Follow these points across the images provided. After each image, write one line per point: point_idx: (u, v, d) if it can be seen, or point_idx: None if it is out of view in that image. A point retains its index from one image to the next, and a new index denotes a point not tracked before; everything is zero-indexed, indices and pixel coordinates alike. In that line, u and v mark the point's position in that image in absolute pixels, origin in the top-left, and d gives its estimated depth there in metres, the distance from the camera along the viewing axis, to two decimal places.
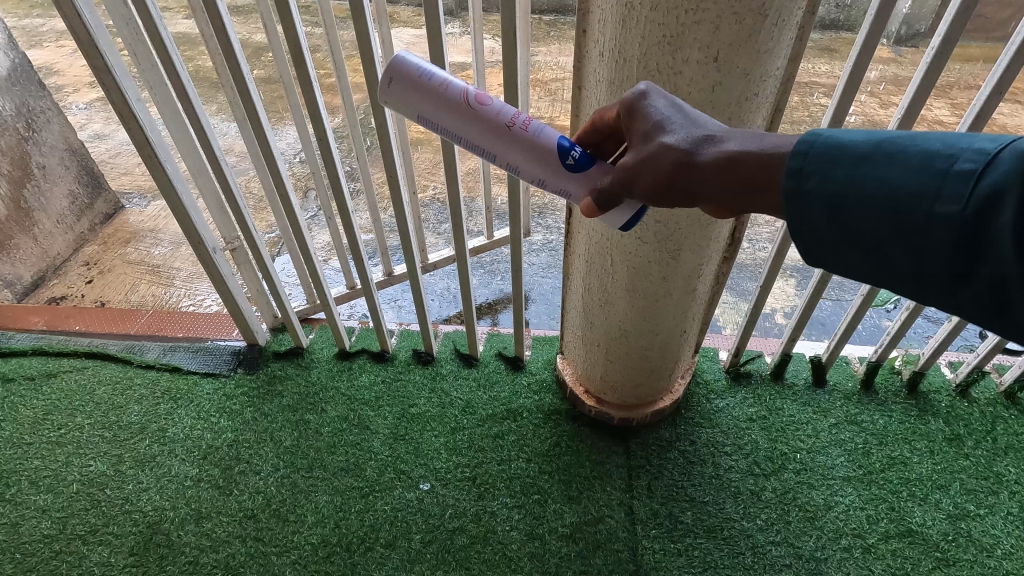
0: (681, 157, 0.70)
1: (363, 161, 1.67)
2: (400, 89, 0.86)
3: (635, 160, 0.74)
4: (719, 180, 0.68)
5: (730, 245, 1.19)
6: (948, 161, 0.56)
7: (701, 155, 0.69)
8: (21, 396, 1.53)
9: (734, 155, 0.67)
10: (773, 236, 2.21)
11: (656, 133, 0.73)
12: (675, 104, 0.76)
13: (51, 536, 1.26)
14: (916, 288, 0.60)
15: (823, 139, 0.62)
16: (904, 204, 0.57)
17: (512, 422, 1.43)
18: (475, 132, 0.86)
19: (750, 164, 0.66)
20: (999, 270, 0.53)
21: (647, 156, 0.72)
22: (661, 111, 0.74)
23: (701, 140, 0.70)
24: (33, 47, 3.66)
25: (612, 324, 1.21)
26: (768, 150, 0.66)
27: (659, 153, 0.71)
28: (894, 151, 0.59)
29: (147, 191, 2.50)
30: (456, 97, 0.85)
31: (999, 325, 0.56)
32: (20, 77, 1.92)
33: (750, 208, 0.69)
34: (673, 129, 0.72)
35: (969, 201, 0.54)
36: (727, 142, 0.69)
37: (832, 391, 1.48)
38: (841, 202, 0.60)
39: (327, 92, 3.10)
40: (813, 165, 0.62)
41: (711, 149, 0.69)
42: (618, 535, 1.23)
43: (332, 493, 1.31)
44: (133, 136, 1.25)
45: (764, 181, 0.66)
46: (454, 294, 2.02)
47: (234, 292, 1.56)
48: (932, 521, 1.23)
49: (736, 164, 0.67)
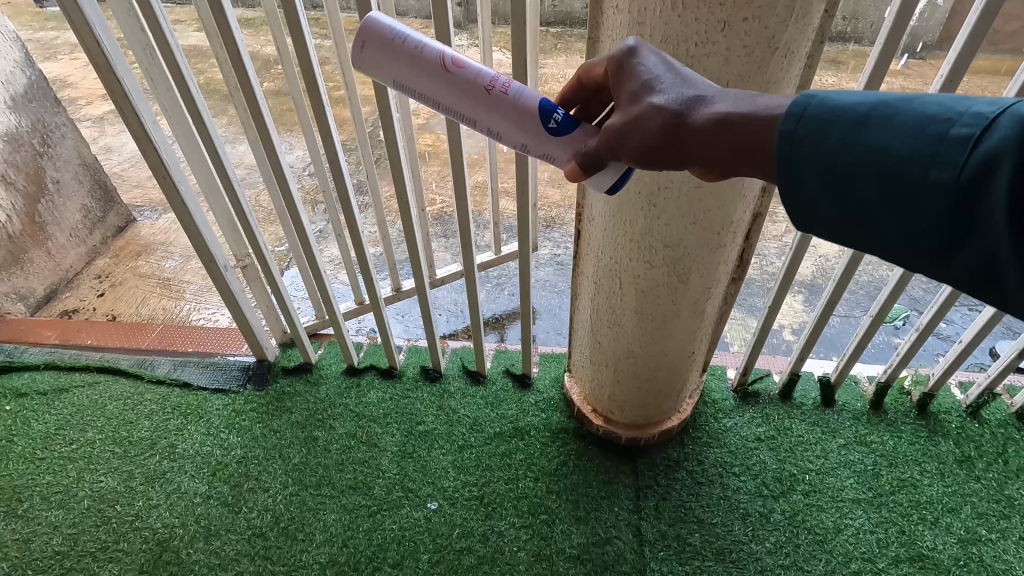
0: (669, 119, 0.69)
1: (372, 178, 1.68)
2: (374, 53, 0.85)
3: (624, 122, 0.73)
4: (709, 143, 0.67)
5: (738, 267, 1.19)
6: (945, 125, 0.55)
7: (691, 117, 0.68)
8: (34, 411, 1.55)
9: (725, 116, 0.66)
10: (780, 251, 2.20)
11: (645, 93, 0.72)
12: (665, 62, 0.74)
13: (63, 553, 1.27)
14: (907, 257, 0.60)
15: (818, 101, 0.62)
16: (896, 168, 0.57)
17: (520, 441, 1.44)
18: (454, 96, 0.85)
19: (742, 127, 0.65)
20: (990, 240, 0.53)
21: (635, 118, 0.71)
22: (651, 70, 0.72)
23: (691, 101, 0.69)
24: (48, 60, 3.71)
25: (620, 345, 1.21)
26: (760, 112, 0.65)
27: (648, 115, 0.70)
28: (890, 115, 0.58)
29: (158, 204, 2.53)
30: (432, 61, 0.84)
31: (988, 297, 0.56)
32: (37, 93, 1.94)
33: (742, 171, 0.68)
34: (663, 89, 0.71)
35: (965, 167, 0.53)
36: (717, 103, 0.68)
37: (841, 411, 1.48)
38: (833, 165, 0.60)
39: (336, 105, 3.14)
40: (807, 127, 0.61)
41: (702, 111, 0.68)
42: (626, 557, 1.22)
43: (340, 512, 1.31)
44: (148, 157, 1.28)
45: (754, 145, 0.65)
46: (462, 309, 2.03)
47: (244, 308, 1.57)
48: (943, 545, 1.22)
49: (727, 127, 0.66)
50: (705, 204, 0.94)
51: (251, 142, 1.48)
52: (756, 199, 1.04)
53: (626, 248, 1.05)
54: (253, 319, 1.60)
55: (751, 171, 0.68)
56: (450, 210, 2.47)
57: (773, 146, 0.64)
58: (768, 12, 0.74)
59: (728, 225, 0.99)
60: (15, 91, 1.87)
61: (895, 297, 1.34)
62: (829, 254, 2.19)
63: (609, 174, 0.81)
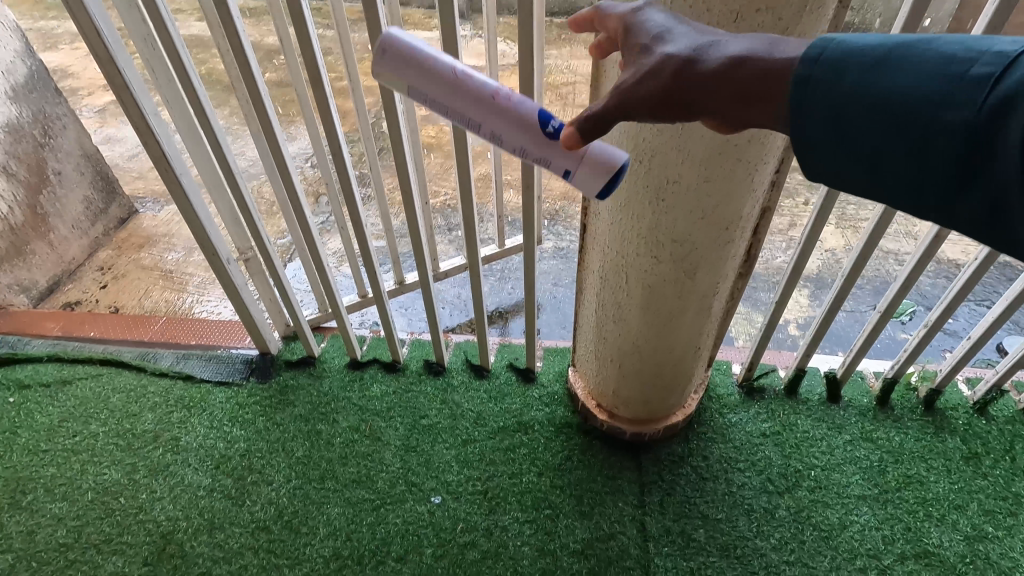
0: (681, 66, 0.65)
1: (375, 170, 1.66)
2: (392, 62, 0.82)
3: (632, 74, 0.68)
4: (722, 88, 0.64)
5: (745, 262, 1.18)
6: (965, 66, 0.54)
7: (703, 65, 0.65)
8: (37, 403, 1.54)
9: (738, 62, 0.63)
10: (786, 246, 2.19)
11: (655, 44, 0.68)
12: (673, 17, 0.72)
13: (67, 545, 1.27)
14: (914, 203, 0.60)
15: (833, 45, 0.60)
16: (911, 110, 0.56)
17: (524, 436, 1.43)
18: (467, 104, 0.81)
19: (755, 71, 0.63)
20: (1001, 183, 0.53)
21: (646, 67, 0.67)
22: (660, 23, 0.69)
23: (702, 48, 0.65)
24: (48, 50, 3.69)
25: (626, 340, 1.20)
26: (774, 56, 0.62)
27: (659, 65, 0.66)
28: (905, 57, 0.57)
29: (160, 195, 2.52)
30: (447, 69, 0.81)
31: (995, 241, 0.57)
32: (38, 83, 1.92)
33: (754, 119, 0.65)
34: (670, 40, 0.68)
35: (982, 107, 0.52)
36: (729, 48, 0.65)
37: (847, 407, 1.47)
38: (841, 110, 0.59)
39: (339, 96, 3.11)
40: (821, 71, 0.60)
41: (713, 57, 0.65)
42: (630, 552, 1.22)
43: (343, 506, 1.31)
44: (150, 150, 1.27)
45: (768, 90, 0.63)
46: (465, 302, 2.02)
47: (246, 301, 1.56)
48: (949, 543, 1.22)
49: (741, 72, 0.63)
50: (714, 200, 0.93)
51: (253, 133, 1.46)
52: (765, 194, 1.02)
53: (633, 243, 1.03)
54: (255, 311, 1.59)
55: (765, 119, 0.65)
56: (453, 203, 2.45)
57: (789, 91, 0.62)
58: (782, 3, 0.73)
59: (737, 220, 0.98)
60: (15, 81, 1.85)
61: (903, 293, 1.33)
62: (836, 249, 2.17)
63: (598, 178, 0.78)
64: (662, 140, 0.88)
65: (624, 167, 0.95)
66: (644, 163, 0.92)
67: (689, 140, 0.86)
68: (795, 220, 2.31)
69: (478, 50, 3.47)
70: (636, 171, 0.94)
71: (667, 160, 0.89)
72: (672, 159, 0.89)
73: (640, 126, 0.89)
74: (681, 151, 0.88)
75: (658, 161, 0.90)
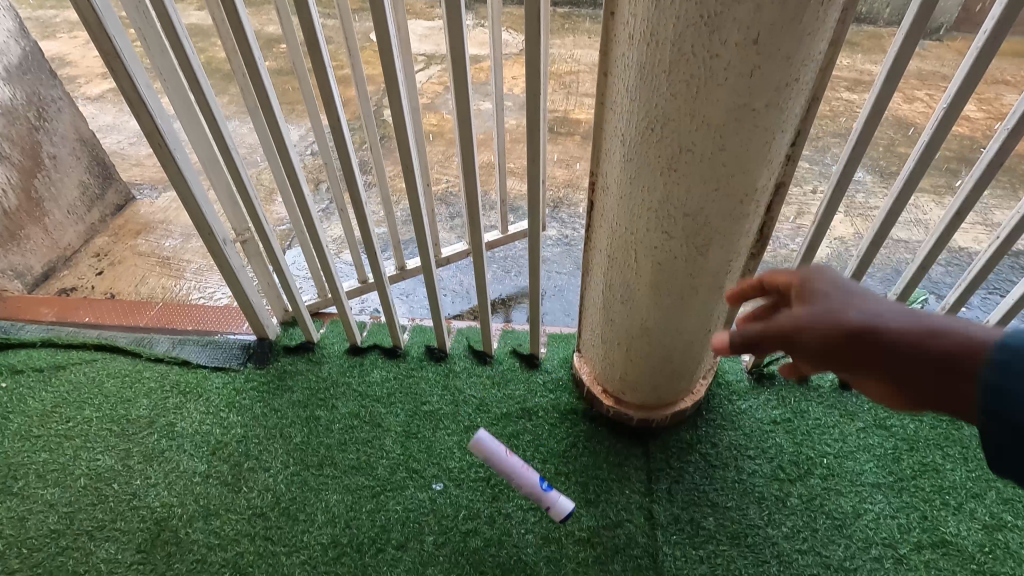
0: (861, 323, 0.64)
1: (376, 153, 1.62)
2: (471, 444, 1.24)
3: (807, 312, 0.68)
4: (910, 349, 0.60)
5: (757, 241, 1.14)
6: None
7: (886, 327, 0.63)
8: (31, 388, 1.51)
9: (934, 329, 0.60)
10: (795, 233, 2.15)
11: (839, 309, 0.66)
12: (855, 287, 0.70)
13: (59, 531, 1.24)
14: None
15: None
16: None
17: (527, 422, 1.39)
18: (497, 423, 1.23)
19: (948, 343, 0.58)
20: None
21: (825, 312, 0.67)
22: (837, 296, 0.68)
23: (888, 313, 0.64)
24: (47, 39, 3.65)
25: (634, 321, 1.16)
26: (971, 334, 0.57)
27: (837, 315, 0.66)
28: None
29: (158, 182, 2.48)
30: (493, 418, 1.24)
31: None
32: (31, 65, 1.89)
33: (947, 395, 0.59)
34: (860, 305, 0.66)
35: None
36: (914, 313, 0.63)
37: (859, 394, 1.43)
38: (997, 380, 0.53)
39: (340, 84, 3.07)
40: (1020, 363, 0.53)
41: (893, 321, 0.63)
42: (637, 540, 1.18)
43: (342, 492, 1.28)
44: (142, 123, 1.21)
45: (963, 365, 0.57)
46: (467, 290, 1.98)
47: (244, 285, 1.52)
48: (967, 532, 1.18)
49: (937, 335, 0.59)
50: (729, 170, 0.89)
51: (251, 112, 1.42)
52: (781, 166, 0.98)
53: (643, 218, 0.99)
54: (253, 296, 1.55)
55: (952, 399, 0.59)
56: (456, 190, 2.41)
57: (975, 395, 0.56)
58: None
59: (752, 192, 0.94)
60: (9, 62, 1.81)
61: (921, 276, 1.27)
62: (845, 237, 2.13)
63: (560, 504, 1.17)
64: (675, 105, 0.84)
65: (634, 137, 0.92)
66: (657, 131, 0.88)
67: (704, 104, 0.82)
68: (803, 208, 2.27)
69: (480, 38, 3.43)
70: (648, 140, 0.90)
71: (681, 127, 0.85)
72: (686, 126, 0.85)
73: (652, 91, 0.85)
74: (695, 117, 0.84)
75: (672, 127, 0.86)
